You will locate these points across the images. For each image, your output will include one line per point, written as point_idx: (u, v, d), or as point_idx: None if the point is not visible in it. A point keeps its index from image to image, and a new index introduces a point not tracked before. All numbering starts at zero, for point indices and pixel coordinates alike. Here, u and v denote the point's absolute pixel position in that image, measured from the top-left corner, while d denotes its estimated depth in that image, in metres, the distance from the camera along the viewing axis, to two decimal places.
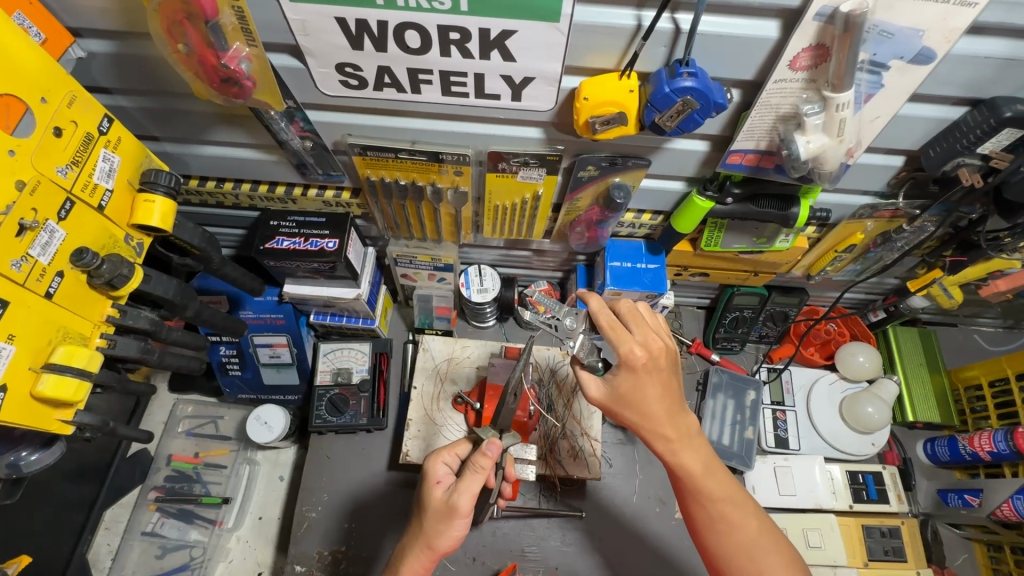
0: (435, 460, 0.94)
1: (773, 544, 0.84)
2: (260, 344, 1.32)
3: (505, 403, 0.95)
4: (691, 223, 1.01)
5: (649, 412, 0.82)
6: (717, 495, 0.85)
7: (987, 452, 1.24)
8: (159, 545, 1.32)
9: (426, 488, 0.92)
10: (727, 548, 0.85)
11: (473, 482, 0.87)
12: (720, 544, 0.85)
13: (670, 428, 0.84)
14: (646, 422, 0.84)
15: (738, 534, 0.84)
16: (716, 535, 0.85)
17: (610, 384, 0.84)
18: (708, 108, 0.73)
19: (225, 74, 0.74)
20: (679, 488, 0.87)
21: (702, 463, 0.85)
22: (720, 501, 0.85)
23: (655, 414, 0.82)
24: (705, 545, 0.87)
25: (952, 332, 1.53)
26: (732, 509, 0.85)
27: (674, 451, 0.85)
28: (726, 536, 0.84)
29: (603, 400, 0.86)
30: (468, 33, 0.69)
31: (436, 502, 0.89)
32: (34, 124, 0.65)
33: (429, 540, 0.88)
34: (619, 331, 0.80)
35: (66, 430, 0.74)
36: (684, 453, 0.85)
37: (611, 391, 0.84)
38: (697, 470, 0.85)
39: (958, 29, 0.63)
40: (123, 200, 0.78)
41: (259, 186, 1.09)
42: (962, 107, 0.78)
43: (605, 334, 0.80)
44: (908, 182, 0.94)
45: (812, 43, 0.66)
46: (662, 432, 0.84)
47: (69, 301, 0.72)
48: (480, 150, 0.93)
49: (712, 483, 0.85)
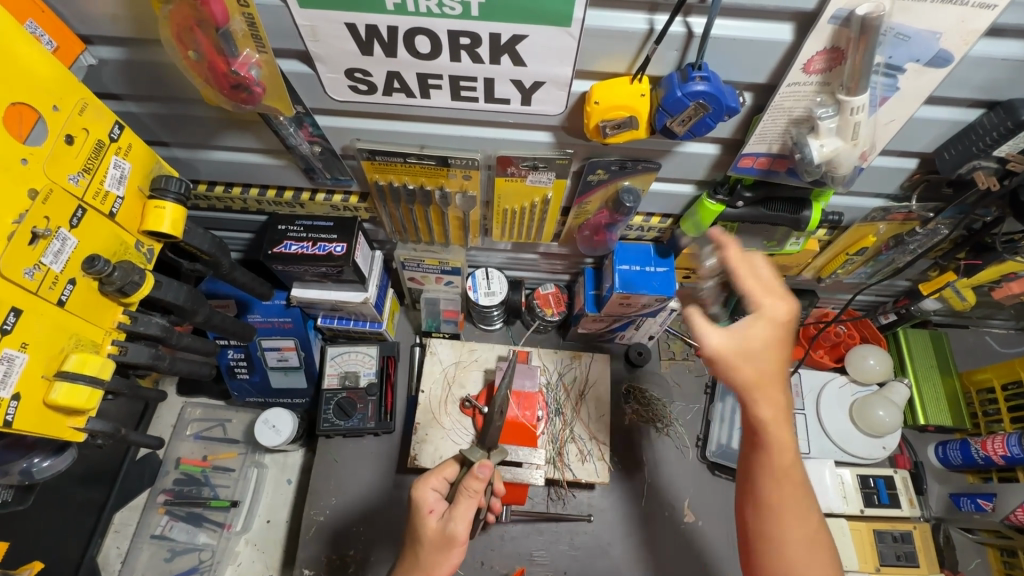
0: (424, 486, 0.93)
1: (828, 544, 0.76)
2: (268, 348, 1.32)
3: (492, 421, 0.98)
4: (700, 227, 1.00)
5: (763, 373, 0.72)
6: (794, 484, 0.75)
7: (1001, 456, 1.22)
8: (168, 548, 1.33)
9: (419, 518, 0.91)
10: (788, 532, 0.75)
11: (467, 508, 0.87)
12: (782, 529, 0.75)
13: (770, 403, 0.73)
14: (760, 380, 0.72)
15: (801, 526, 0.75)
16: (778, 523, 0.76)
17: (739, 335, 0.72)
18: (720, 112, 0.72)
19: (235, 81, 0.74)
20: (754, 467, 0.77)
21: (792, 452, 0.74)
22: (792, 486, 0.75)
23: (768, 374, 0.72)
24: (758, 523, 0.77)
25: (964, 334, 1.51)
26: (802, 496, 0.76)
27: (779, 420, 0.73)
28: (788, 527, 0.75)
29: (720, 351, 0.72)
30: (478, 38, 0.69)
31: (431, 532, 0.88)
32: (46, 132, 0.65)
33: (428, 572, 0.87)
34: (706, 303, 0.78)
35: (78, 437, 0.74)
36: (784, 432, 0.74)
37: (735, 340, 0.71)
38: (788, 456, 0.74)
39: (977, 32, 0.62)
40: (133, 207, 0.78)
41: (268, 190, 1.09)
42: (978, 110, 0.77)
43: (706, 294, 0.76)
44: (921, 185, 0.93)
45: (827, 46, 0.65)
46: (774, 395, 0.73)
47: (82, 309, 0.72)
48: (489, 154, 0.93)
49: (792, 466, 0.75)
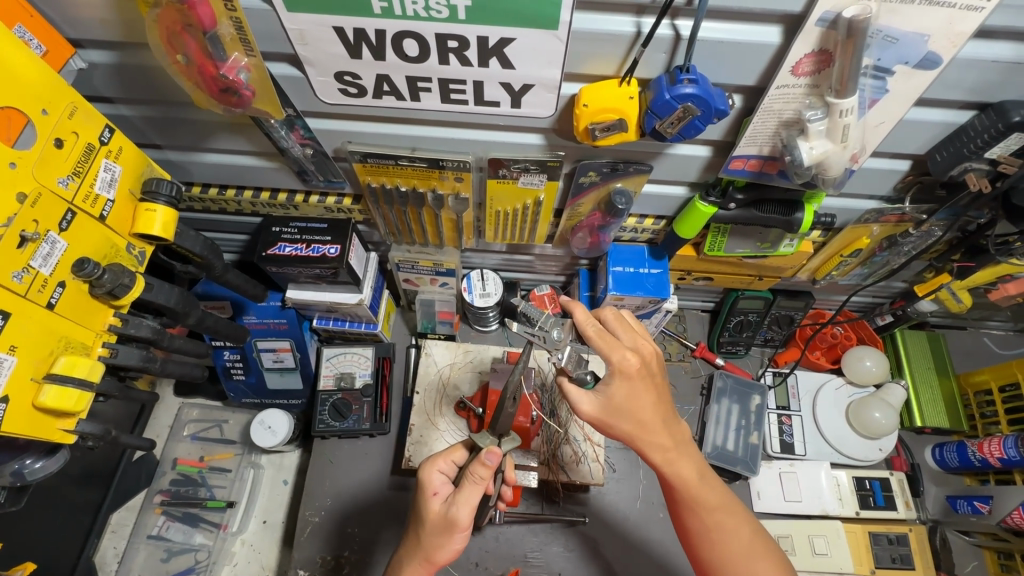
0: (431, 469, 0.93)
1: (763, 547, 0.84)
2: (263, 349, 1.32)
3: (502, 409, 0.89)
4: (693, 228, 1.00)
5: (635, 426, 0.81)
6: (712, 504, 0.84)
7: (998, 458, 1.22)
8: (164, 548, 1.33)
9: (423, 499, 0.91)
10: (724, 548, 0.84)
11: (472, 492, 0.86)
12: (716, 554, 0.84)
13: (657, 447, 0.83)
14: (641, 431, 0.82)
15: (732, 543, 0.84)
16: (710, 543, 0.85)
17: (605, 396, 0.81)
18: (710, 114, 0.72)
19: (225, 84, 0.74)
20: (674, 498, 0.86)
21: (693, 469, 0.84)
22: (712, 507, 0.84)
23: (649, 422, 0.81)
24: (697, 550, 0.87)
25: (961, 336, 1.50)
26: (725, 512, 0.85)
27: (671, 461, 0.84)
28: (719, 545, 0.84)
29: (595, 415, 0.82)
30: (466, 41, 0.69)
31: (435, 515, 0.89)
32: (35, 136, 0.65)
33: (429, 554, 0.89)
34: (608, 340, 0.80)
35: (68, 439, 0.74)
36: (680, 462, 0.84)
37: (605, 402, 0.81)
38: (692, 478, 0.84)
39: (965, 34, 0.62)
40: (124, 210, 0.78)
41: (262, 193, 1.09)
42: (969, 111, 0.77)
43: (593, 344, 0.80)
44: (914, 186, 0.92)
45: (815, 48, 0.65)
46: (655, 439, 0.83)
47: (71, 312, 0.72)
48: (481, 156, 0.93)
49: (702, 494, 0.84)
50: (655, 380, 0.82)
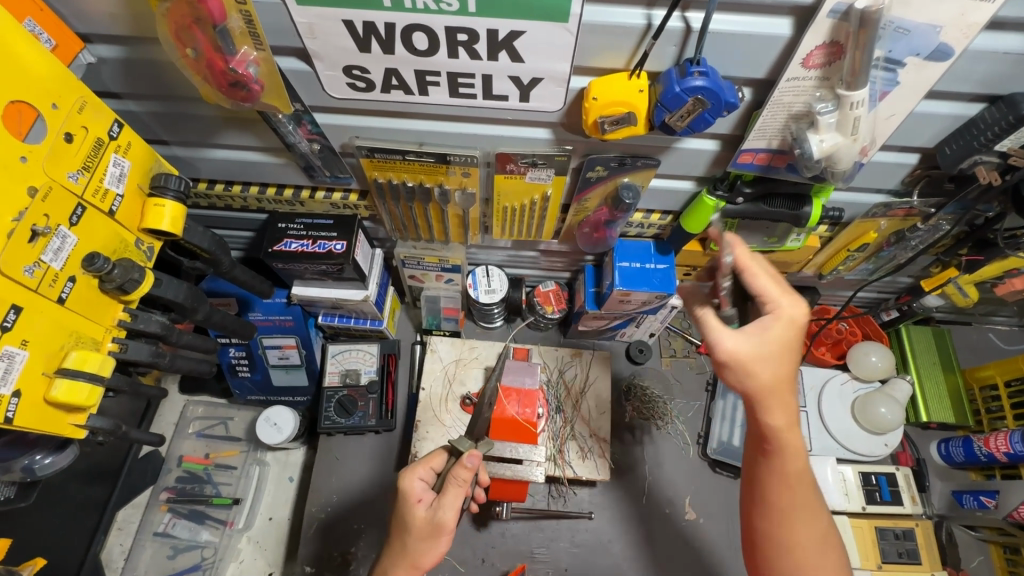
0: (411, 477, 0.93)
1: (837, 542, 0.79)
2: (269, 346, 1.32)
3: (479, 415, 0.93)
4: (701, 223, 1.00)
5: (770, 374, 0.73)
6: (805, 482, 0.77)
7: (1004, 453, 1.22)
8: (170, 546, 1.33)
9: (406, 508, 0.90)
10: (799, 539, 0.77)
11: (455, 496, 0.88)
12: (791, 535, 0.77)
13: (782, 411, 0.75)
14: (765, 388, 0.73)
15: (807, 526, 0.77)
16: (784, 526, 0.78)
17: (756, 336, 0.73)
18: (719, 108, 0.72)
19: (233, 79, 0.74)
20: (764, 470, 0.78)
21: (802, 463, 0.76)
22: (801, 503, 0.78)
23: (776, 381, 0.73)
24: (766, 524, 0.79)
25: (966, 331, 1.51)
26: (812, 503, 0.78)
27: (791, 429, 0.75)
28: (795, 528, 0.77)
29: (737, 356, 0.73)
30: (476, 34, 0.68)
31: (420, 521, 0.89)
32: (45, 131, 0.65)
33: (414, 560, 0.87)
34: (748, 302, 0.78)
35: (79, 434, 0.74)
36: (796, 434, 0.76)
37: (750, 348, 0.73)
38: (798, 456, 0.76)
39: (977, 25, 0.62)
40: (133, 205, 0.78)
41: (268, 189, 1.09)
42: (979, 104, 0.77)
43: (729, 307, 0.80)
44: (922, 180, 0.92)
45: (826, 40, 0.65)
46: (786, 402, 0.75)
47: (82, 306, 0.72)
48: (488, 151, 0.93)
49: (797, 495, 0.77)
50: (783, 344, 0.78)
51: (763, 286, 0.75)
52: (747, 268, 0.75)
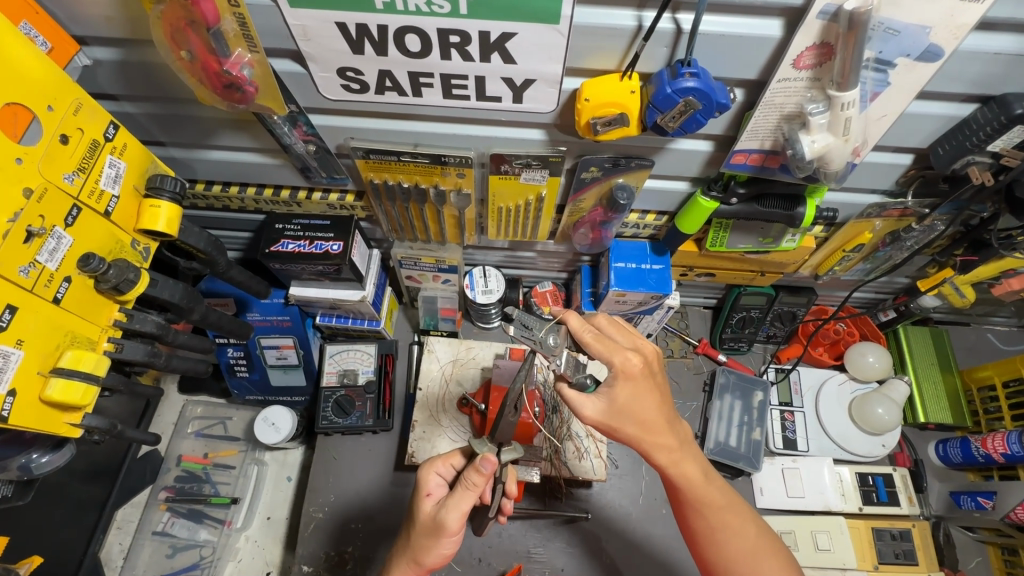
0: (429, 470, 0.94)
1: (770, 546, 0.84)
2: (267, 346, 1.32)
3: (503, 416, 0.89)
4: (696, 223, 1.00)
5: (639, 426, 0.81)
6: (718, 503, 0.84)
7: (1001, 454, 1.22)
8: (169, 544, 1.34)
9: (417, 501, 0.93)
10: (730, 555, 0.84)
11: (462, 498, 0.87)
12: (722, 552, 0.84)
13: (662, 451, 0.83)
14: (647, 432, 0.81)
15: (736, 540, 0.84)
16: (716, 543, 0.85)
17: (608, 399, 0.81)
18: (711, 109, 0.72)
19: (228, 80, 0.74)
20: (678, 499, 0.86)
21: (706, 489, 0.84)
22: (722, 520, 0.84)
23: (654, 423, 0.81)
24: (702, 549, 0.87)
25: (964, 332, 1.50)
26: (731, 517, 0.85)
27: (676, 461, 0.84)
28: (727, 544, 0.84)
29: (599, 419, 0.81)
30: (468, 36, 0.69)
31: (425, 516, 0.90)
32: (41, 132, 0.66)
33: (417, 555, 0.90)
34: (608, 343, 0.81)
35: (74, 433, 0.75)
36: (686, 463, 0.84)
37: (610, 404, 0.80)
38: (698, 479, 0.84)
39: (966, 26, 0.62)
40: (128, 205, 0.79)
41: (265, 189, 1.10)
42: (971, 105, 0.77)
43: (593, 349, 0.81)
44: (917, 181, 0.92)
45: (817, 41, 0.65)
46: (662, 443, 0.82)
47: (77, 306, 0.73)
48: (483, 152, 0.93)
49: (715, 513, 0.84)
50: (655, 380, 0.83)
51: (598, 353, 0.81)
52: (578, 333, 0.81)
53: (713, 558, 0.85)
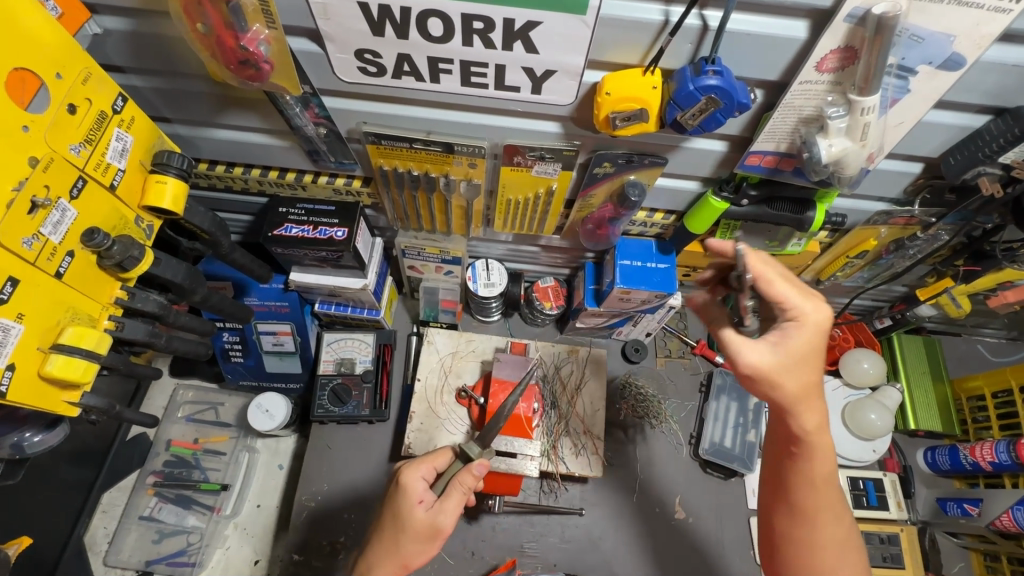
0: (414, 476, 0.92)
1: (856, 543, 0.80)
2: (264, 331, 1.30)
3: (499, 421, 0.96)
4: (705, 224, 1.00)
5: (798, 387, 0.72)
6: (829, 482, 0.78)
7: (989, 462, 1.24)
8: (156, 530, 1.33)
9: (405, 507, 0.90)
10: (823, 535, 0.79)
11: (456, 501, 0.90)
12: (813, 530, 0.79)
13: (812, 413, 0.74)
14: (804, 395, 0.72)
15: (835, 525, 0.78)
16: (808, 521, 0.79)
17: (781, 349, 0.71)
18: (731, 108, 0.72)
19: (243, 56, 0.73)
20: (790, 467, 0.79)
21: (828, 465, 0.77)
22: (822, 508, 0.78)
23: (813, 386, 0.72)
24: (790, 525, 0.81)
25: (956, 342, 1.53)
26: (835, 498, 0.79)
27: (816, 429, 0.75)
28: (824, 522, 0.79)
29: (766, 370, 0.71)
30: (492, 22, 0.68)
31: (419, 524, 0.89)
32: (48, 100, 0.63)
33: (406, 561, 0.89)
34: (797, 284, 0.74)
35: (72, 412, 0.73)
36: (821, 432, 0.76)
37: (782, 359, 0.71)
38: (825, 454, 0.76)
39: (990, 36, 0.62)
40: (134, 180, 0.77)
41: (270, 171, 1.08)
42: (985, 116, 0.78)
43: (794, 291, 0.73)
44: (924, 189, 0.93)
45: (841, 44, 0.65)
46: (816, 406, 0.74)
47: (79, 282, 0.71)
48: (496, 142, 0.93)
49: (821, 495, 0.78)
50: (822, 343, 0.75)
51: (786, 294, 0.73)
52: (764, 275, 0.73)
53: (796, 530, 0.80)
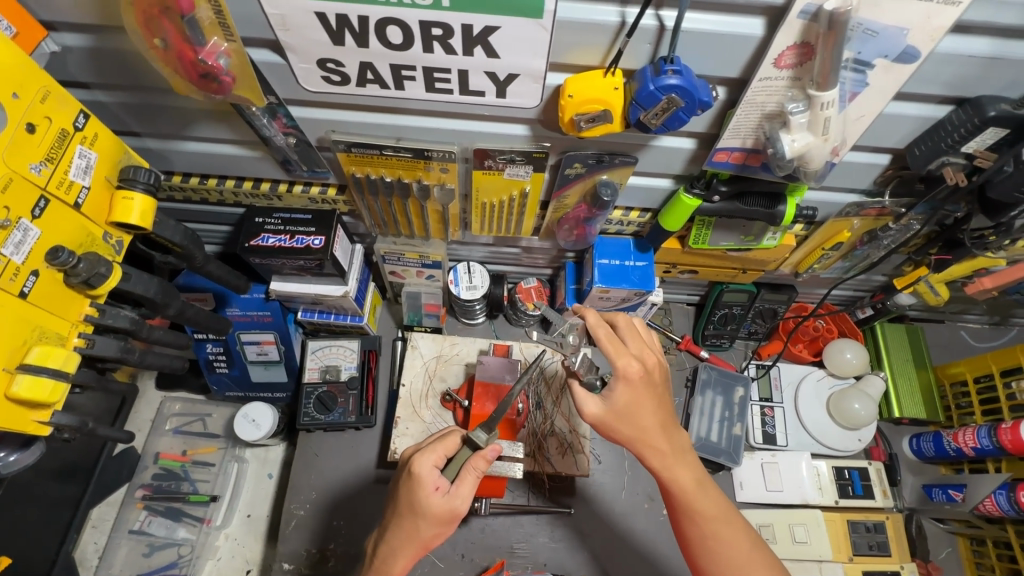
0: (425, 464, 0.87)
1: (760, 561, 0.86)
2: (247, 342, 1.30)
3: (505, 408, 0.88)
4: (679, 221, 1.00)
5: (636, 430, 0.87)
6: (709, 513, 0.87)
7: (972, 447, 1.25)
8: (147, 543, 1.32)
9: (422, 496, 0.85)
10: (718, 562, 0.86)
11: (472, 485, 0.87)
12: (716, 559, 0.86)
13: (656, 454, 0.88)
14: (642, 436, 0.87)
15: (732, 549, 0.86)
16: (706, 551, 0.87)
17: (608, 398, 0.87)
18: (693, 106, 0.72)
19: (203, 70, 0.73)
20: (671, 505, 0.89)
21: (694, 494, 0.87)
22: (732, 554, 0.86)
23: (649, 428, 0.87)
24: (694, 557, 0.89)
25: (939, 329, 1.54)
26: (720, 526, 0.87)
27: (669, 466, 0.88)
28: (716, 551, 0.86)
29: (598, 417, 0.88)
30: (450, 29, 0.68)
31: (437, 510, 0.85)
32: (6, 120, 0.63)
33: (425, 542, 0.88)
34: (616, 346, 0.87)
35: (43, 431, 0.73)
36: (678, 468, 0.88)
37: (611, 406, 0.87)
38: (687, 485, 0.87)
39: (942, 28, 0.63)
40: (100, 197, 0.77)
41: (244, 182, 1.08)
42: (947, 106, 0.78)
43: (602, 346, 0.87)
44: (894, 180, 0.94)
45: (797, 40, 0.66)
46: (656, 446, 0.87)
47: (44, 300, 0.71)
48: (467, 147, 0.93)
49: (721, 540, 0.86)
50: (655, 389, 0.88)
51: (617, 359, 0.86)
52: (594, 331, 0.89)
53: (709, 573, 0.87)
